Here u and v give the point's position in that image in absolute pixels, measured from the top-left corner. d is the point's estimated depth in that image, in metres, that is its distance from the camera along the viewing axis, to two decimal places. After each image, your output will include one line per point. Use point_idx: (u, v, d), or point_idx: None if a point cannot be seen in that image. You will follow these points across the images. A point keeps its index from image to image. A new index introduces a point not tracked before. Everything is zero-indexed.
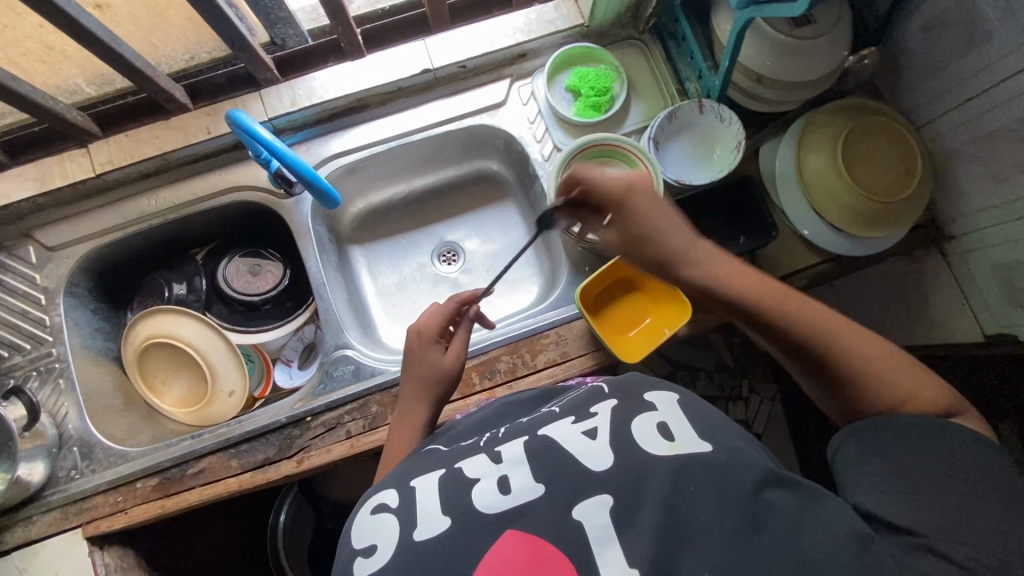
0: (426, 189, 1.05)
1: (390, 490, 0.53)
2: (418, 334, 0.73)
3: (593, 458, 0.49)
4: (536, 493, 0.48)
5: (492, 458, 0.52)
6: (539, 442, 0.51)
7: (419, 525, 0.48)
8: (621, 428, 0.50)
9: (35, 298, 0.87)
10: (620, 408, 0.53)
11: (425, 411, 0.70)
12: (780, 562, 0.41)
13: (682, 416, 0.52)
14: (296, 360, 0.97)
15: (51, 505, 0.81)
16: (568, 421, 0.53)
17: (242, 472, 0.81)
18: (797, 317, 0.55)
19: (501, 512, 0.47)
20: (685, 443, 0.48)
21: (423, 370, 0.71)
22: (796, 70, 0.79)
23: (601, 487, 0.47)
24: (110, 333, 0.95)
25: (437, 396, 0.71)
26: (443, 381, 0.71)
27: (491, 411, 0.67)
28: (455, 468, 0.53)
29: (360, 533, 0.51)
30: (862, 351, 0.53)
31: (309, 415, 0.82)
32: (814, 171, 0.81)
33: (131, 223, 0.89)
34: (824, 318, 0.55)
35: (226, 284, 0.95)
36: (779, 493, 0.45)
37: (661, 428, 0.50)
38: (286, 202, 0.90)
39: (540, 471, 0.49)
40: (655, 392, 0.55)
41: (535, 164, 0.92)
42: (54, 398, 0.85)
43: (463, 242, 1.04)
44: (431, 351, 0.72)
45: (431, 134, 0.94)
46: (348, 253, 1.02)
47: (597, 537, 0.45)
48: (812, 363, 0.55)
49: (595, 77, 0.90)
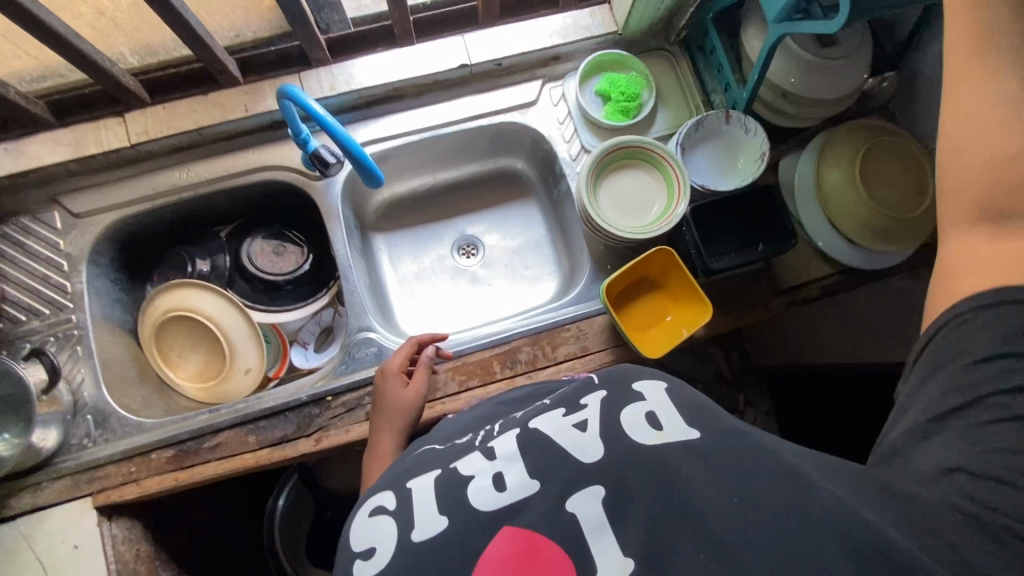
0: (449, 183, 1.07)
1: (387, 492, 0.52)
2: (383, 372, 0.78)
3: (583, 451, 0.48)
4: (531, 489, 0.47)
5: (485, 454, 0.52)
6: (530, 435, 0.51)
7: (417, 526, 0.47)
8: (609, 419, 0.50)
9: (58, 264, 0.86)
10: (610, 398, 0.52)
11: (394, 436, 0.72)
12: (769, 543, 0.40)
13: (670, 404, 0.51)
14: (312, 343, 0.98)
15: (62, 472, 0.80)
16: (557, 413, 0.53)
17: (259, 448, 0.81)
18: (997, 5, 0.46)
19: (496, 509, 0.47)
20: (671, 431, 0.48)
21: (384, 403, 0.75)
22: (818, 89, 0.83)
23: (590, 478, 0.46)
24: (128, 305, 0.94)
25: (402, 426, 0.73)
26: (406, 410, 0.74)
27: (484, 410, 0.65)
28: (450, 469, 0.52)
29: (359, 535, 0.49)
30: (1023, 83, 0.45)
31: (330, 395, 0.83)
32: (833, 185, 0.85)
33: (161, 194, 0.89)
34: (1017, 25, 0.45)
35: (250, 262, 0.95)
36: (772, 470, 0.43)
37: (649, 417, 0.49)
38: (317, 183, 0.91)
39: (534, 467, 0.48)
40: (642, 381, 0.54)
41: (563, 163, 0.95)
42: (71, 364, 0.84)
43: (482, 237, 1.06)
44: (392, 386, 0.76)
45: (464, 128, 0.96)
46: (371, 241, 1.03)
47: (591, 528, 0.44)
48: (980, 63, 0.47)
49: (626, 83, 0.93)
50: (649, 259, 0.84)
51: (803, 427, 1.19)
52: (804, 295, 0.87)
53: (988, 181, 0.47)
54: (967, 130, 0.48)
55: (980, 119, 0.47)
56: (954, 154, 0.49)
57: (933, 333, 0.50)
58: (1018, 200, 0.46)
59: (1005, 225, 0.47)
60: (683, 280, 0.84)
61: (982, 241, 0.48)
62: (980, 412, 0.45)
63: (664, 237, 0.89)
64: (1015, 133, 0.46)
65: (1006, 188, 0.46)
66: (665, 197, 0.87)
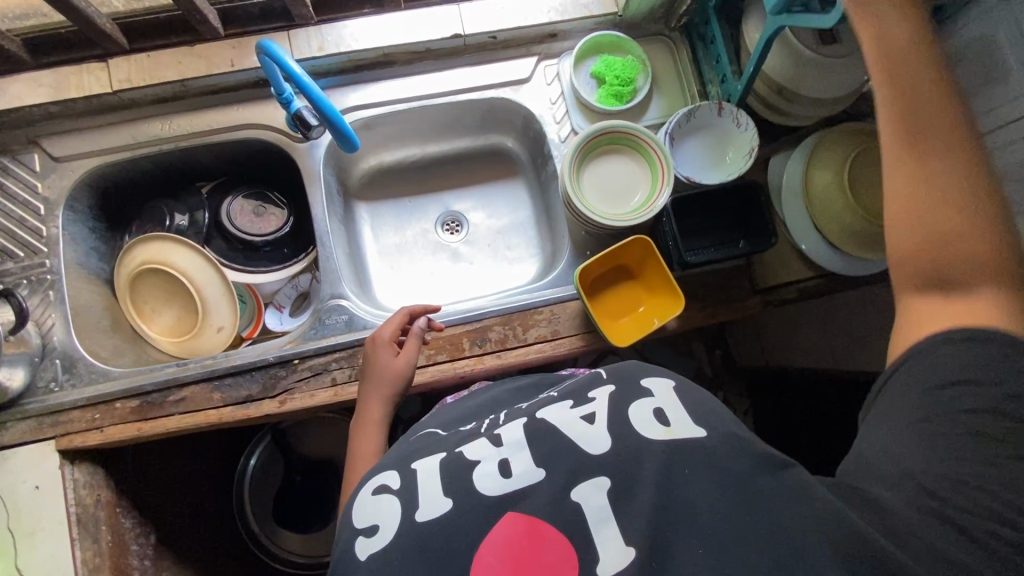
0: (438, 156, 1.06)
1: (390, 472, 0.53)
2: (374, 342, 0.77)
3: (591, 442, 0.49)
4: (536, 477, 0.48)
5: (492, 440, 0.52)
6: (538, 425, 0.52)
7: (421, 507, 0.48)
8: (616, 412, 0.51)
9: (34, 207, 0.86)
10: (618, 394, 0.53)
11: (382, 406, 0.74)
12: (768, 544, 0.41)
13: (678, 403, 0.52)
14: (287, 307, 0.98)
15: (27, 414, 0.81)
16: (565, 406, 0.54)
17: (223, 406, 0.81)
18: (920, 99, 0.50)
19: (502, 494, 0.47)
20: (679, 429, 0.49)
21: (375, 374, 0.75)
22: (815, 87, 0.81)
23: (596, 470, 0.47)
24: (105, 255, 0.94)
25: (391, 395, 0.74)
26: (395, 379, 0.74)
27: (489, 398, 0.67)
28: (455, 452, 0.52)
29: (362, 511, 0.50)
30: (953, 164, 0.48)
31: (297, 358, 0.83)
32: (820, 188, 0.84)
33: (141, 144, 0.89)
34: (939, 115, 0.49)
35: (229, 220, 0.95)
36: (770, 477, 0.45)
37: (657, 413, 0.50)
38: (299, 145, 0.90)
39: (540, 456, 0.49)
40: (651, 379, 0.55)
41: (551, 144, 0.93)
42: (42, 308, 0.84)
43: (467, 213, 1.05)
44: (383, 356, 0.76)
45: (453, 100, 0.95)
46: (354, 208, 1.02)
47: (594, 518, 0.45)
48: (915, 146, 0.49)
49: (621, 66, 0.91)
50: (625, 248, 0.83)
51: (772, 428, 1.20)
52: (781, 296, 0.88)
53: (936, 251, 0.48)
54: (921, 206, 0.49)
55: (931, 196, 0.49)
56: (897, 231, 0.50)
57: (888, 376, 0.50)
58: (965, 268, 0.47)
59: (957, 292, 0.48)
60: (660, 272, 0.83)
61: (937, 306, 0.49)
62: (939, 424, 0.45)
63: (644, 227, 0.88)
64: (952, 211, 0.48)
65: (951, 259, 0.48)
66: (648, 186, 0.85)
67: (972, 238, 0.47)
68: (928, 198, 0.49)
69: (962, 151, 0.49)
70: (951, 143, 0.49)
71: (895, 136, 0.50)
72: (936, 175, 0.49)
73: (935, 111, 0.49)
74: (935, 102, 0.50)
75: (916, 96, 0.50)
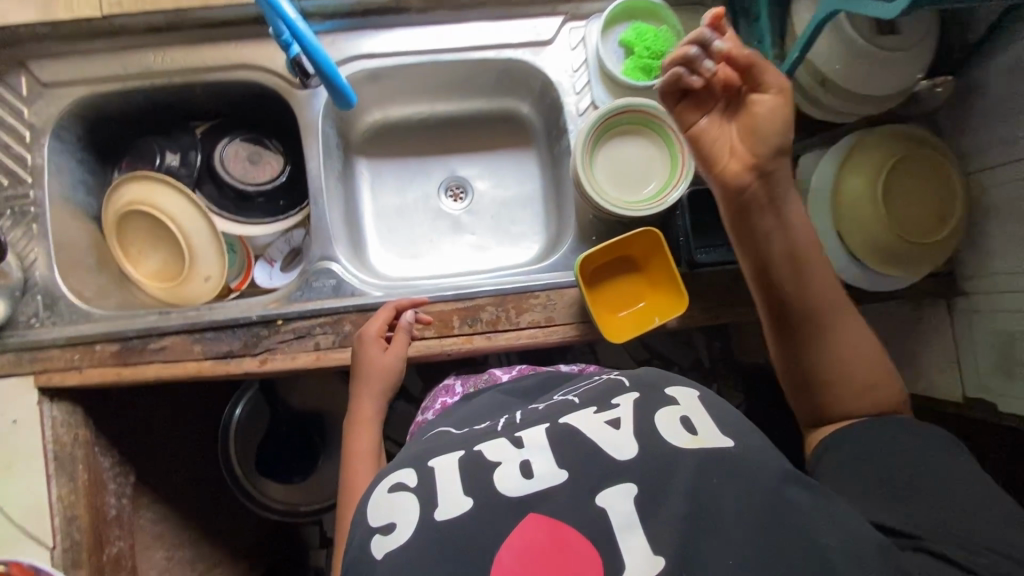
0: (447, 116, 1.00)
1: (408, 469, 0.53)
2: (360, 337, 0.77)
3: (617, 448, 0.49)
4: (558, 479, 0.48)
5: (513, 442, 0.52)
6: (560, 429, 0.51)
7: (440, 506, 0.48)
8: (643, 419, 0.51)
9: (19, 134, 0.82)
10: (643, 401, 0.53)
11: (374, 403, 0.76)
12: (798, 556, 0.44)
13: (703, 410, 0.53)
14: (279, 261, 0.94)
15: (6, 348, 0.80)
16: (589, 411, 0.53)
17: (203, 359, 0.80)
18: (800, 281, 0.63)
19: (525, 494, 0.47)
20: (707, 437, 0.50)
21: (364, 370, 0.76)
22: (864, 81, 0.74)
23: (625, 476, 0.47)
24: (93, 189, 0.91)
25: (385, 389, 0.75)
26: (388, 374, 0.75)
27: (489, 400, 0.68)
28: (475, 452, 0.52)
29: (377, 511, 0.50)
30: (830, 326, 0.62)
31: (280, 319, 0.80)
32: (851, 195, 0.79)
33: (132, 77, 0.84)
34: (813, 292, 0.63)
35: (223, 166, 0.91)
36: (796, 490, 0.48)
37: (684, 421, 0.51)
38: (299, 93, 0.84)
39: (562, 458, 0.49)
40: (676, 388, 0.56)
41: (568, 116, 0.87)
42: (25, 240, 0.82)
43: (473, 181, 1.00)
44: (372, 352, 0.76)
45: (465, 58, 0.88)
46: (354, 164, 0.97)
47: (621, 525, 0.45)
48: (796, 319, 0.63)
49: (654, 37, 0.83)
50: (630, 240, 0.78)
51: (764, 429, 1.18)
52: None
53: (827, 394, 0.62)
54: (810, 365, 0.63)
55: (817, 357, 0.62)
56: (793, 382, 0.64)
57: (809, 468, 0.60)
58: (855, 398, 0.61)
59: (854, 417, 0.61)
60: (666, 268, 0.78)
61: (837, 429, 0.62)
62: None
63: (655, 217, 0.83)
64: (833, 363, 0.62)
65: (840, 398, 0.61)
66: (664, 176, 0.80)
67: (853, 382, 0.61)
68: (813, 360, 0.62)
69: (834, 316, 0.63)
70: (826, 313, 0.62)
71: (782, 312, 0.64)
72: (815, 342, 0.62)
73: (810, 289, 0.63)
74: (808, 280, 0.63)
75: (792, 283, 0.63)
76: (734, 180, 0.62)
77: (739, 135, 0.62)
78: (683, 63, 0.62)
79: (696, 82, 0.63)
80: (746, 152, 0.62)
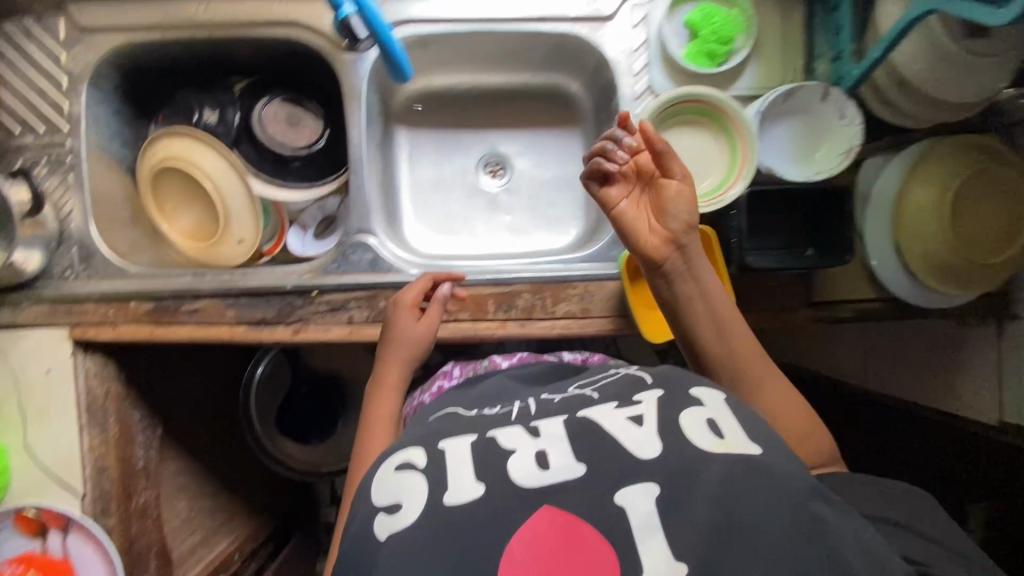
0: (492, 88, 0.96)
1: (418, 448, 0.52)
2: (396, 303, 0.75)
3: (639, 445, 0.47)
4: (576, 473, 0.46)
5: (530, 431, 0.51)
6: (578, 422, 0.50)
7: (450, 488, 0.47)
8: (666, 418, 0.50)
9: (57, 79, 0.80)
10: (665, 399, 0.52)
11: (399, 372, 0.73)
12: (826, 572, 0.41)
13: (729, 413, 0.51)
14: (312, 229, 0.92)
15: (42, 298, 0.80)
16: (610, 406, 0.52)
17: (236, 324, 0.79)
18: (722, 342, 0.64)
19: (537, 485, 0.46)
20: (735, 442, 0.48)
21: (394, 336, 0.74)
22: (948, 86, 0.69)
23: (647, 474, 0.45)
24: (129, 141, 0.89)
25: (412, 359, 0.73)
26: (417, 345, 0.73)
27: (499, 383, 0.68)
28: (489, 438, 0.51)
29: (381, 489, 0.50)
30: (756, 385, 0.63)
31: (316, 290, 0.79)
32: (916, 205, 0.75)
33: (172, 27, 0.80)
34: (735, 353, 0.64)
35: (260, 126, 0.88)
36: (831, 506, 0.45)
37: (709, 424, 0.50)
38: (344, 56, 0.81)
39: (582, 451, 0.47)
40: (699, 388, 0.54)
41: (624, 99, 0.82)
42: (61, 190, 0.80)
43: (513, 158, 0.96)
44: (405, 319, 0.74)
45: (518, 29, 0.84)
46: (393, 133, 0.94)
47: (639, 525, 0.43)
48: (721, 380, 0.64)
49: (722, 21, 0.79)
50: None
51: None
52: (833, 314, 0.80)
53: None
54: None
55: None
56: None
57: None
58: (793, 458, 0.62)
59: None
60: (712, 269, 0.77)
61: None
62: None
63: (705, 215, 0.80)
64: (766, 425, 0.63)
65: None
66: (722, 171, 0.77)
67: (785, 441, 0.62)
68: None
69: (759, 378, 0.64)
70: (749, 372, 0.64)
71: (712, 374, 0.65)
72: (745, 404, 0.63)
73: (732, 350, 0.64)
74: (728, 342, 0.64)
75: (714, 346, 0.64)
76: (651, 254, 0.65)
77: (654, 217, 0.65)
78: (600, 155, 0.67)
79: (615, 169, 0.67)
80: (663, 229, 0.65)
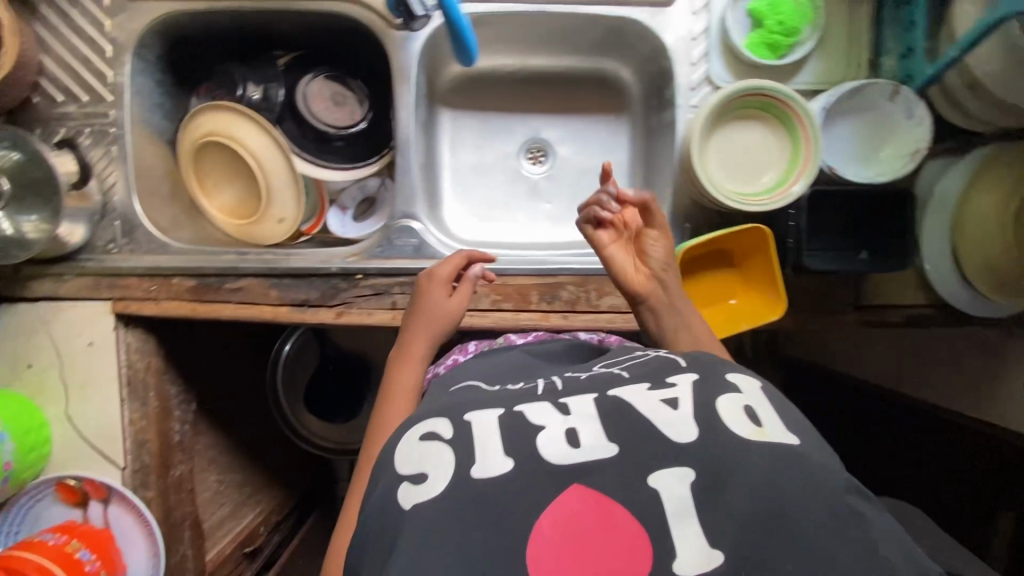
0: (539, 71, 0.93)
1: (441, 419, 0.49)
2: (429, 276, 0.72)
3: (675, 429, 0.44)
4: (608, 452, 0.44)
5: (558, 407, 0.47)
6: (611, 402, 0.47)
7: (477, 462, 0.44)
8: (703, 401, 0.46)
9: (101, 47, 0.78)
10: (702, 383, 0.49)
11: (425, 345, 0.69)
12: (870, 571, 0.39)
13: (769, 404, 0.48)
14: (352, 210, 0.91)
15: (84, 271, 0.79)
16: (642, 386, 0.49)
17: (279, 304, 0.79)
18: None
19: (569, 464, 0.43)
20: (773, 432, 0.45)
21: (426, 310, 0.70)
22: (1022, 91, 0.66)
23: (682, 460, 0.43)
24: (169, 113, 0.87)
25: (443, 333, 0.69)
26: (448, 320, 0.70)
27: (516, 361, 0.64)
28: (517, 412, 0.47)
29: (406, 457, 0.47)
30: None
31: (361, 273, 0.79)
32: (978, 210, 0.73)
33: None
34: None
35: (305, 104, 0.86)
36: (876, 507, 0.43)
37: (748, 412, 0.46)
38: (394, 33, 0.79)
39: (614, 432, 0.45)
40: (735, 373, 0.51)
41: (679, 89, 0.80)
42: (104, 162, 0.79)
43: (556, 145, 0.94)
44: (435, 293, 0.71)
45: (574, 12, 0.81)
46: (436, 114, 0.92)
47: (673, 511, 0.41)
48: None
49: (787, 11, 0.76)
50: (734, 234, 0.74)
51: None
52: (883, 318, 0.79)
53: None
54: None
55: None
56: None
57: None
58: None
59: None
60: (764, 269, 0.75)
61: None
62: None
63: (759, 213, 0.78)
64: None
65: None
66: (781, 167, 0.75)
67: None
68: None
69: None
70: None
71: None
72: None
73: None
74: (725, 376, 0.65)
75: None
76: (637, 290, 0.68)
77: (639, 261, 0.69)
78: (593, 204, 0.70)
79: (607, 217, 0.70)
80: (647, 268, 0.69)
